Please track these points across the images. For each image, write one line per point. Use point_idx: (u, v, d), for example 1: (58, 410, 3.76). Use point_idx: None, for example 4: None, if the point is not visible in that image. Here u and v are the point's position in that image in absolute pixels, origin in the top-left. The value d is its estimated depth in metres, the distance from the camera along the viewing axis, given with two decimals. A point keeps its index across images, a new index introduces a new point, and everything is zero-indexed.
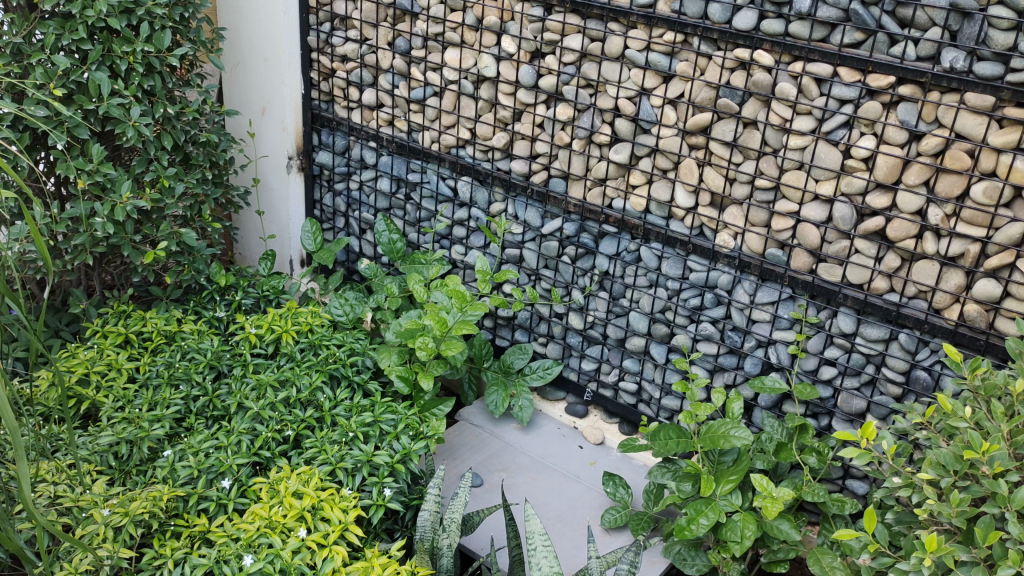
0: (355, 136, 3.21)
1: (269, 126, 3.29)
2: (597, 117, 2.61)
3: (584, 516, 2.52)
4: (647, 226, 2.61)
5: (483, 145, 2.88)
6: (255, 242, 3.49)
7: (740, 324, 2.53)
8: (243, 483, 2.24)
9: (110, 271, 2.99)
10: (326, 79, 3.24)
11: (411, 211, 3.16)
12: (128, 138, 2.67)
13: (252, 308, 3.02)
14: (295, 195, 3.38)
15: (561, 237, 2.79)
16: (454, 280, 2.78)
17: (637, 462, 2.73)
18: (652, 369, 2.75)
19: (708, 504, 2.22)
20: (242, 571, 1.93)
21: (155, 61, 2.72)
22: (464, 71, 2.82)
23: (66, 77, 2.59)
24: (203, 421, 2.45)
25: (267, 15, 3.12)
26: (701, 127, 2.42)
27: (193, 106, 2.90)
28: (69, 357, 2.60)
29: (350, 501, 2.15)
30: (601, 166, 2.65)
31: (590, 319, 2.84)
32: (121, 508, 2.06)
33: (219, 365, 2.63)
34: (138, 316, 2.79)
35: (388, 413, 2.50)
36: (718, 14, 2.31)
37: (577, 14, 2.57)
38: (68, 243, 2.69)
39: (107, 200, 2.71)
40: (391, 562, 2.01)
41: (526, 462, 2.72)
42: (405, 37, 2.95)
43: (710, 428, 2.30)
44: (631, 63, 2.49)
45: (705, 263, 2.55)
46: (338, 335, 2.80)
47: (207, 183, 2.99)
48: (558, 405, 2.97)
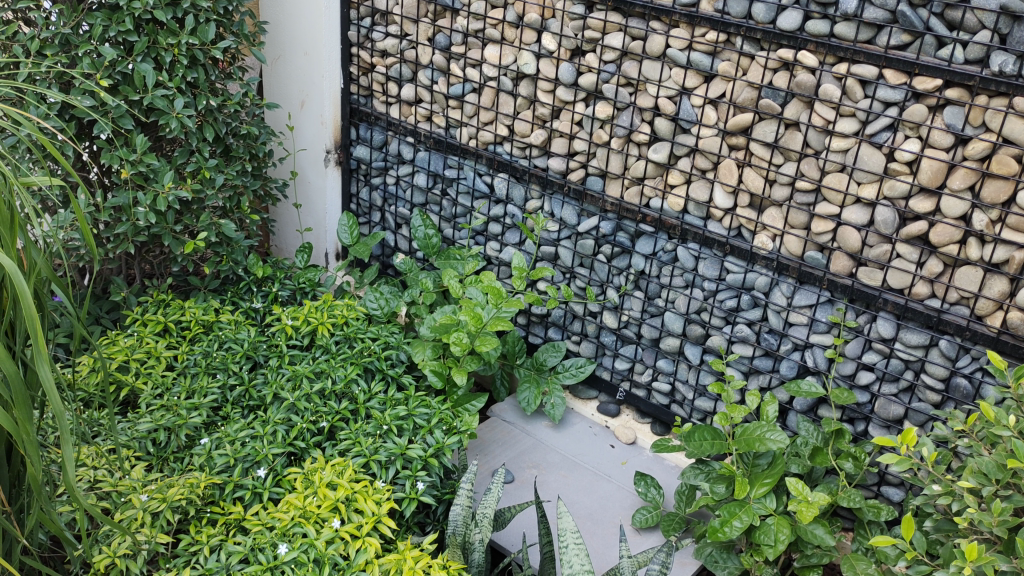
0: (393, 131, 3.23)
1: (308, 119, 3.32)
2: (636, 116, 2.61)
3: (615, 515, 2.51)
4: (684, 226, 2.60)
5: (520, 143, 2.88)
6: (292, 234, 3.53)
7: (776, 327, 2.51)
8: (278, 473, 2.26)
9: (150, 260, 3.04)
10: (365, 73, 3.26)
11: (447, 207, 3.18)
12: (171, 129, 2.71)
13: (288, 300, 3.04)
14: (332, 189, 3.41)
15: (597, 236, 2.79)
16: (489, 276, 2.78)
17: (669, 463, 2.72)
18: (685, 370, 2.74)
19: (741, 507, 2.21)
20: (277, 560, 1.95)
21: (199, 54, 2.75)
22: (503, 68, 2.82)
23: (112, 68, 2.64)
24: (239, 411, 2.47)
25: (309, 10, 3.14)
26: (742, 127, 2.41)
27: (234, 99, 2.92)
28: (109, 344, 2.64)
29: (383, 493, 2.16)
30: (639, 165, 2.64)
31: (625, 318, 2.83)
32: (159, 494, 2.09)
33: (256, 355, 2.66)
34: (177, 305, 2.83)
35: (421, 407, 2.52)
36: (762, 13, 2.29)
37: (618, 12, 2.56)
38: (111, 232, 2.74)
39: (150, 189, 2.75)
40: (424, 555, 2.01)
41: (557, 460, 2.72)
42: (445, 33, 2.95)
43: (745, 430, 2.29)
44: (673, 62, 2.48)
45: (743, 264, 2.54)
46: (373, 328, 2.82)
47: (247, 175, 3.02)
48: (590, 403, 2.97)
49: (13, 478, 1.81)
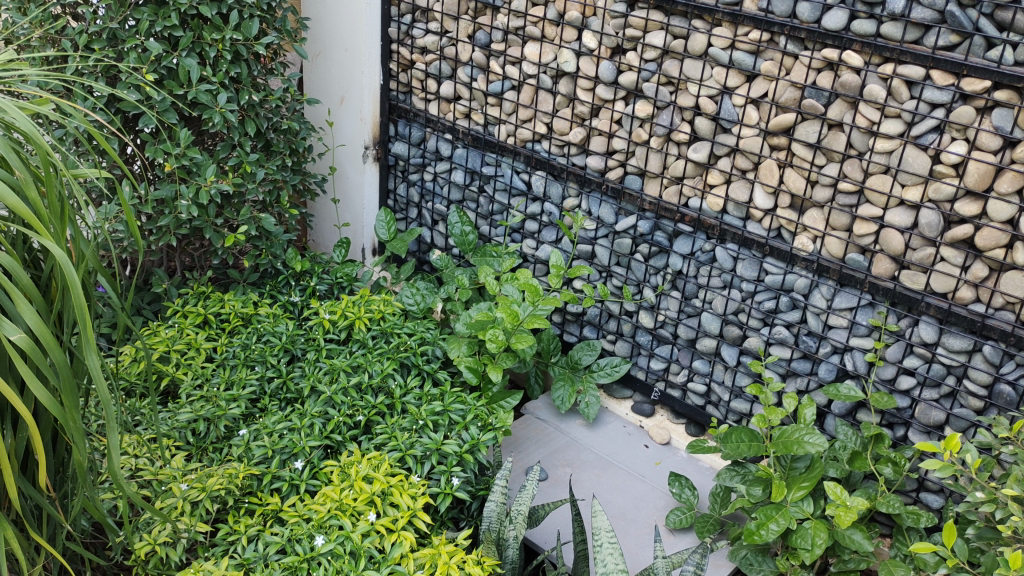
0: (431, 128, 3.24)
1: (348, 115, 3.34)
2: (676, 115, 2.59)
3: (649, 515, 2.51)
4: (723, 227, 2.59)
5: (559, 141, 2.88)
6: (329, 229, 3.57)
7: (815, 329, 2.49)
8: (315, 465, 2.28)
9: (191, 253, 3.08)
10: (405, 70, 3.27)
11: (483, 204, 3.18)
12: (214, 123, 2.75)
13: (326, 294, 3.07)
14: (370, 184, 3.43)
15: (635, 235, 2.78)
16: (525, 274, 2.78)
17: (703, 464, 2.71)
18: (722, 371, 2.73)
19: (778, 510, 2.19)
20: (314, 552, 1.97)
21: (242, 49, 2.78)
22: (543, 66, 2.82)
23: (158, 62, 2.67)
24: (277, 403, 2.50)
25: (350, 7, 3.17)
26: (784, 127, 2.39)
27: (276, 94, 2.95)
28: (151, 335, 2.68)
29: (419, 488, 2.17)
30: (679, 165, 2.63)
31: (661, 318, 2.82)
32: (199, 484, 2.12)
33: (293, 348, 2.69)
34: (217, 298, 2.86)
35: (457, 404, 2.52)
36: (807, 13, 2.27)
37: (660, 10, 2.55)
38: (154, 224, 2.78)
39: (193, 182, 2.79)
40: (459, 550, 2.02)
41: (591, 459, 2.72)
42: (485, 31, 2.95)
43: (783, 433, 2.27)
44: (714, 61, 2.47)
45: (782, 265, 2.52)
46: (409, 324, 2.83)
47: (287, 169, 3.05)
48: (624, 403, 2.96)
49: (58, 464, 1.84)
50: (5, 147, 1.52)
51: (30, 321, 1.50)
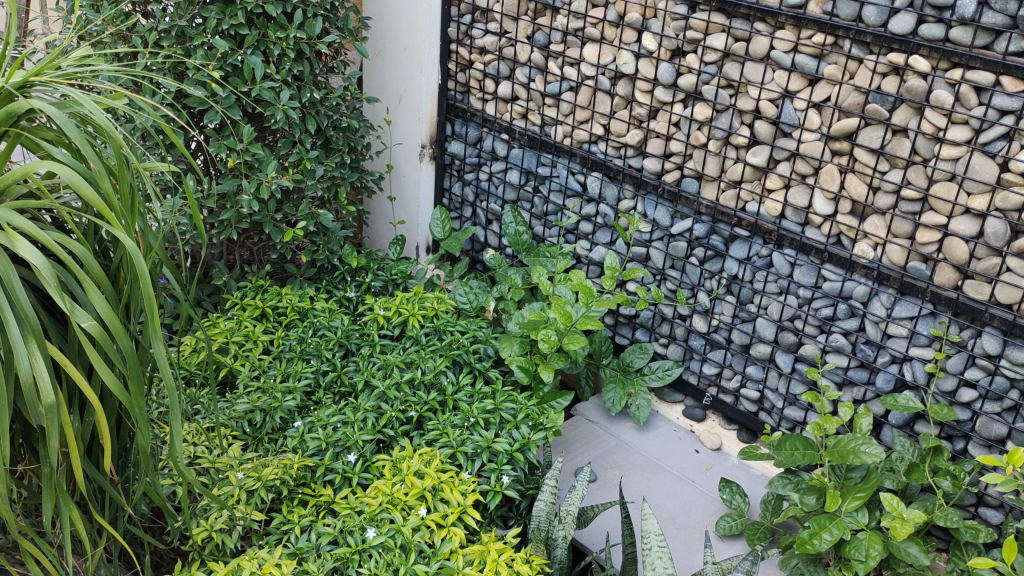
0: (488, 128, 3.26)
1: (406, 114, 3.38)
2: (735, 118, 2.57)
3: (698, 520, 2.49)
4: (781, 232, 2.56)
5: (616, 142, 2.87)
6: (385, 227, 3.62)
7: (874, 338, 2.45)
8: (368, 459, 2.31)
9: (251, 246, 3.14)
10: (463, 70, 3.30)
11: (538, 204, 3.19)
12: (277, 120, 2.80)
13: (381, 291, 3.11)
14: (425, 183, 3.47)
15: (690, 238, 2.77)
16: (579, 275, 2.78)
17: (754, 471, 2.68)
18: (776, 378, 2.70)
19: (831, 519, 2.16)
20: (365, 544, 1.99)
21: (305, 48, 2.83)
22: (601, 67, 2.82)
23: (224, 60, 2.73)
24: (331, 396, 2.53)
25: (410, 7, 3.20)
26: (847, 132, 2.35)
27: (337, 92, 2.99)
28: (211, 326, 2.75)
29: (469, 484, 2.18)
30: (737, 168, 2.61)
31: (715, 322, 2.80)
32: (255, 474, 2.16)
33: (348, 343, 2.73)
34: (275, 292, 2.92)
35: (508, 402, 2.53)
36: (873, 17, 2.23)
37: (722, 12, 2.53)
38: (216, 218, 2.85)
39: (255, 177, 2.85)
40: (507, 548, 2.03)
41: (641, 462, 2.71)
42: (544, 31, 2.96)
43: (839, 442, 2.24)
44: (776, 65, 2.44)
45: (841, 272, 2.48)
46: (462, 322, 2.85)
47: (345, 167, 3.10)
48: (675, 407, 2.95)
49: (121, 450, 1.90)
50: (82, 139, 1.57)
51: (100, 308, 1.54)
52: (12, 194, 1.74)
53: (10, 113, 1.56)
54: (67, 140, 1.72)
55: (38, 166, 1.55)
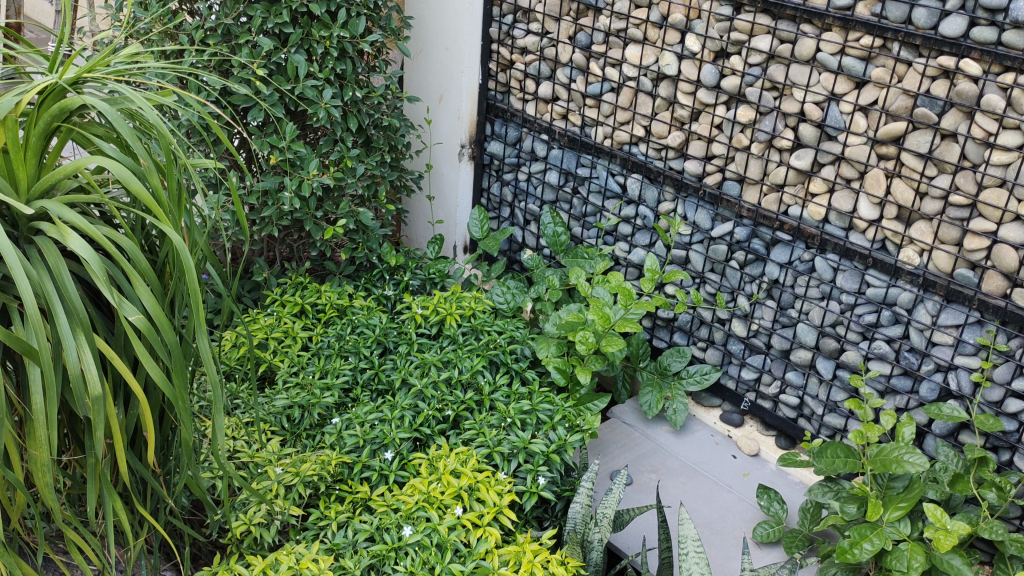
0: (528, 128, 3.26)
1: (446, 114, 3.40)
2: (779, 121, 2.54)
3: (735, 527, 2.46)
4: (824, 236, 2.53)
5: (657, 144, 2.86)
6: (423, 226, 3.64)
7: (918, 346, 2.41)
8: (404, 457, 2.31)
9: (291, 243, 3.17)
10: (504, 70, 3.30)
11: (577, 205, 3.18)
12: (319, 118, 2.83)
13: (418, 290, 3.12)
14: (464, 182, 3.48)
15: (731, 242, 2.75)
16: (618, 277, 2.77)
17: (793, 478, 2.65)
18: (816, 385, 2.67)
19: (873, 529, 2.14)
20: (401, 542, 2.00)
21: (348, 47, 2.85)
22: (644, 68, 2.80)
23: (268, 58, 2.76)
24: (368, 394, 2.55)
25: (452, 6, 3.21)
26: (894, 136, 2.32)
27: (378, 91, 3.00)
28: (251, 321, 2.78)
29: (505, 485, 2.18)
30: (780, 172, 2.58)
31: (755, 327, 2.78)
32: (293, 469, 2.18)
33: (386, 341, 2.74)
34: (314, 289, 2.94)
35: (545, 403, 2.51)
36: (923, 19, 2.19)
37: (767, 14, 2.50)
38: (258, 215, 2.88)
39: (296, 175, 2.88)
40: (543, 549, 2.02)
41: (677, 466, 2.69)
42: (587, 32, 2.95)
43: (882, 451, 2.22)
44: (823, 67, 2.41)
45: (886, 278, 2.45)
46: (499, 322, 2.84)
47: (385, 165, 3.11)
48: (712, 412, 2.92)
49: (163, 442, 1.92)
50: (132, 136, 1.58)
51: (146, 302, 1.56)
52: (63, 188, 1.77)
53: (63, 108, 1.58)
54: (116, 135, 1.75)
55: (89, 161, 1.57)
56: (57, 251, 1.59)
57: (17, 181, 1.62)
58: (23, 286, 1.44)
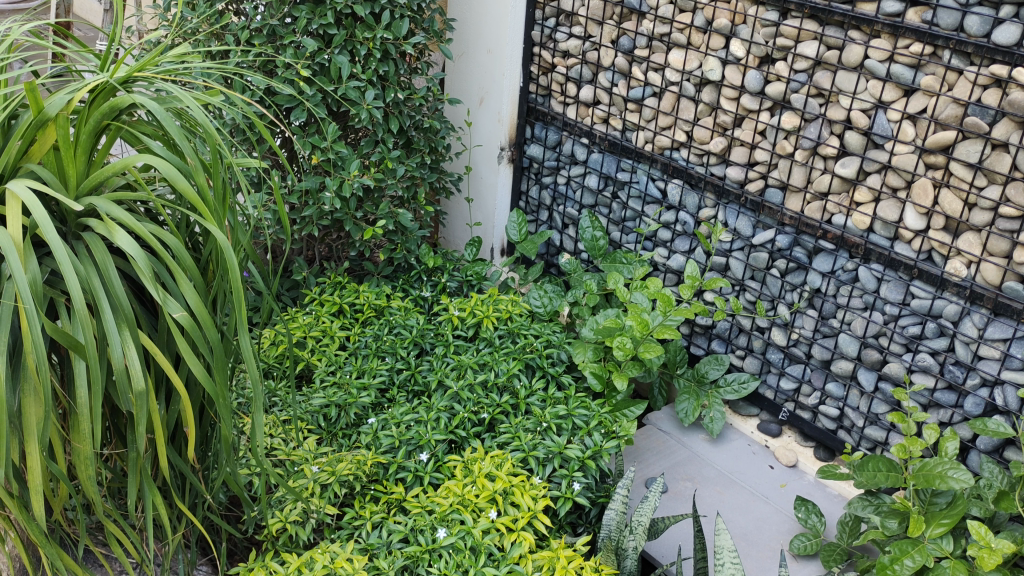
0: (568, 132, 3.25)
1: (486, 116, 3.40)
2: (825, 128, 2.51)
3: (772, 538, 2.43)
4: (869, 246, 2.49)
5: (698, 149, 2.83)
6: (461, 228, 3.65)
7: (963, 359, 2.36)
8: (439, 459, 2.31)
9: (331, 243, 3.19)
10: (545, 73, 3.29)
11: (616, 210, 3.17)
12: (361, 119, 2.84)
13: (456, 291, 3.13)
14: (503, 185, 3.48)
15: (772, 249, 2.72)
16: (656, 283, 2.75)
17: (832, 491, 2.61)
18: (857, 397, 2.63)
19: (914, 545, 2.10)
20: (435, 544, 2.00)
21: (391, 48, 2.86)
22: (687, 73, 2.78)
23: (312, 59, 2.78)
24: (404, 395, 2.55)
25: (495, 9, 3.21)
26: (943, 145, 2.27)
27: (420, 93, 3.01)
28: (290, 320, 2.81)
29: (540, 489, 2.17)
30: (824, 180, 2.54)
31: (795, 336, 2.74)
32: (329, 468, 2.19)
33: (422, 342, 2.75)
34: (352, 288, 2.96)
35: (581, 409, 2.50)
36: (976, 27, 2.15)
37: (815, 19, 2.46)
38: (299, 215, 2.91)
39: (337, 175, 2.90)
40: (577, 556, 2.01)
41: (713, 475, 2.66)
42: (629, 36, 2.93)
43: (925, 466, 2.17)
44: (870, 74, 2.37)
45: (931, 289, 2.41)
46: (536, 326, 2.83)
47: (425, 167, 3.12)
48: (750, 421, 2.89)
49: (202, 438, 1.94)
50: (180, 134, 1.60)
51: (190, 299, 1.58)
52: (111, 186, 1.79)
53: (113, 107, 1.60)
54: (163, 134, 1.77)
55: (137, 159, 1.59)
56: (103, 247, 1.61)
57: (67, 178, 1.64)
58: (72, 282, 1.46)
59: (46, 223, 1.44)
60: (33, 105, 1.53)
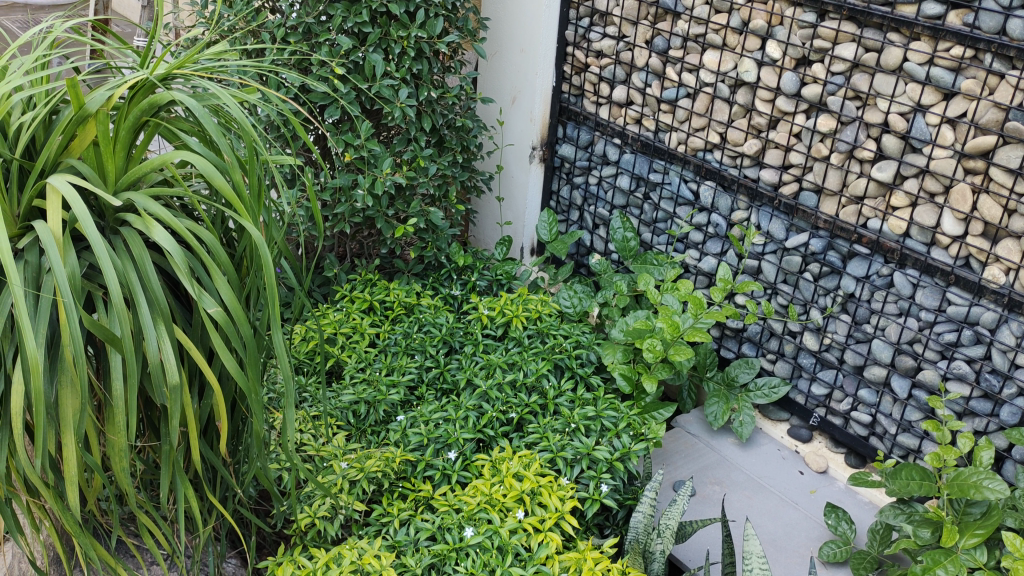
0: (600, 132, 3.24)
1: (519, 115, 3.41)
2: (862, 131, 2.48)
3: (801, 544, 2.41)
4: (904, 251, 2.46)
5: (732, 151, 2.81)
6: (492, 227, 3.66)
7: (1000, 367, 2.33)
8: (467, 458, 2.31)
9: (362, 240, 3.21)
10: (578, 73, 3.28)
11: (647, 211, 3.15)
12: (394, 117, 2.85)
13: (485, 290, 3.13)
14: (534, 185, 3.48)
15: (806, 253, 2.69)
16: (687, 285, 2.74)
17: (862, 497, 2.58)
18: (890, 403, 2.60)
19: (947, 555, 2.08)
20: (462, 542, 2.00)
21: (425, 47, 2.86)
22: (721, 74, 2.76)
23: (348, 57, 2.80)
24: (433, 393, 2.56)
25: (530, 8, 3.21)
26: (983, 150, 2.23)
27: (453, 91, 3.02)
28: (321, 316, 2.83)
29: (568, 490, 2.16)
30: (860, 183, 2.52)
31: (827, 341, 2.72)
32: (357, 464, 2.19)
33: (452, 341, 2.76)
34: (383, 285, 2.97)
35: (609, 410, 2.49)
36: (1018, 30, 2.11)
37: (853, 21, 2.44)
38: (331, 212, 2.94)
39: (369, 173, 2.91)
40: (603, 558, 2.00)
41: (741, 479, 2.65)
42: (664, 36, 2.91)
43: (959, 475, 2.14)
44: (909, 77, 2.34)
45: (968, 296, 2.37)
46: (565, 326, 2.82)
47: (457, 166, 3.12)
48: (780, 426, 2.87)
49: (234, 432, 1.95)
50: (217, 132, 1.60)
51: (225, 295, 1.59)
52: (148, 181, 1.81)
53: (153, 103, 1.61)
54: (201, 130, 1.78)
55: (174, 156, 1.61)
56: (141, 242, 1.62)
57: (106, 174, 1.66)
58: (110, 276, 1.48)
59: (85, 218, 1.46)
60: (74, 100, 1.54)
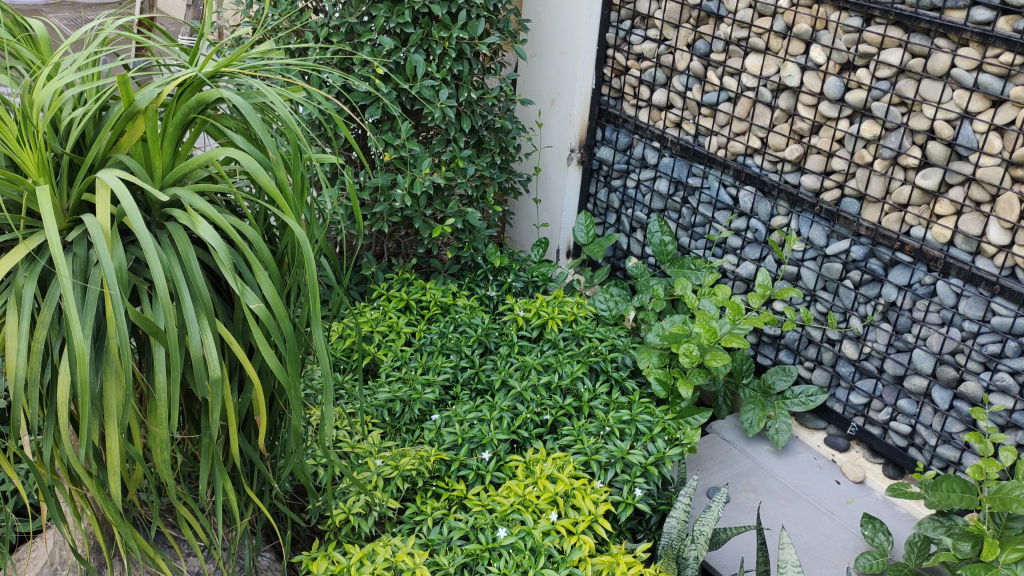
0: (639, 135, 3.24)
1: (557, 117, 3.41)
2: (906, 137, 2.45)
3: (836, 554, 2.38)
4: (948, 260, 2.42)
5: (773, 156, 2.79)
6: (528, 229, 3.66)
7: None
8: (501, 458, 2.31)
9: (399, 239, 3.23)
10: (618, 75, 3.27)
11: (686, 215, 3.14)
12: (434, 118, 2.86)
13: (521, 291, 3.13)
14: (571, 187, 3.48)
15: (846, 260, 2.66)
16: (725, 291, 2.72)
17: (900, 509, 2.55)
18: (930, 414, 2.56)
19: (987, 569, 2.05)
20: (495, 542, 2.00)
21: (467, 48, 2.88)
22: (764, 78, 2.74)
23: (389, 57, 2.83)
24: (468, 392, 2.57)
25: (571, 10, 3.21)
26: None
27: (492, 93, 3.03)
28: (358, 314, 2.85)
29: (601, 494, 2.15)
30: (904, 191, 2.48)
31: (867, 350, 2.69)
32: (392, 462, 2.20)
33: (487, 341, 2.77)
34: (419, 285, 2.99)
35: (644, 414, 2.47)
36: None
37: (900, 26, 2.41)
38: (370, 211, 2.97)
39: (409, 173, 2.93)
40: (637, 562, 1.99)
41: (776, 487, 2.62)
42: (706, 40, 2.90)
43: (1001, 488, 2.10)
44: (957, 83, 2.30)
45: (1013, 307, 2.33)
46: (601, 329, 2.82)
47: (495, 167, 3.13)
48: (817, 434, 2.84)
49: (271, 427, 1.97)
50: (263, 129, 1.62)
51: (267, 290, 1.60)
52: (194, 177, 1.84)
53: (201, 101, 1.63)
54: (247, 128, 1.81)
55: (220, 152, 1.62)
56: (186, 238, 1.64)
57: (153, 169, 1.68)
58: (156, 270, 1.50)
59: (134, 213, 1.48)
60: (125, 97, 1.56)
